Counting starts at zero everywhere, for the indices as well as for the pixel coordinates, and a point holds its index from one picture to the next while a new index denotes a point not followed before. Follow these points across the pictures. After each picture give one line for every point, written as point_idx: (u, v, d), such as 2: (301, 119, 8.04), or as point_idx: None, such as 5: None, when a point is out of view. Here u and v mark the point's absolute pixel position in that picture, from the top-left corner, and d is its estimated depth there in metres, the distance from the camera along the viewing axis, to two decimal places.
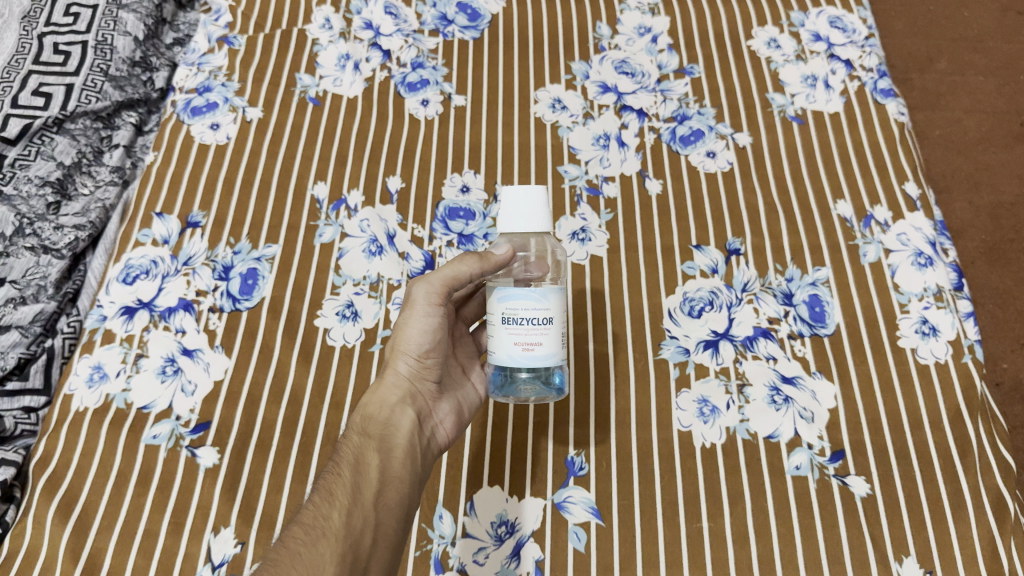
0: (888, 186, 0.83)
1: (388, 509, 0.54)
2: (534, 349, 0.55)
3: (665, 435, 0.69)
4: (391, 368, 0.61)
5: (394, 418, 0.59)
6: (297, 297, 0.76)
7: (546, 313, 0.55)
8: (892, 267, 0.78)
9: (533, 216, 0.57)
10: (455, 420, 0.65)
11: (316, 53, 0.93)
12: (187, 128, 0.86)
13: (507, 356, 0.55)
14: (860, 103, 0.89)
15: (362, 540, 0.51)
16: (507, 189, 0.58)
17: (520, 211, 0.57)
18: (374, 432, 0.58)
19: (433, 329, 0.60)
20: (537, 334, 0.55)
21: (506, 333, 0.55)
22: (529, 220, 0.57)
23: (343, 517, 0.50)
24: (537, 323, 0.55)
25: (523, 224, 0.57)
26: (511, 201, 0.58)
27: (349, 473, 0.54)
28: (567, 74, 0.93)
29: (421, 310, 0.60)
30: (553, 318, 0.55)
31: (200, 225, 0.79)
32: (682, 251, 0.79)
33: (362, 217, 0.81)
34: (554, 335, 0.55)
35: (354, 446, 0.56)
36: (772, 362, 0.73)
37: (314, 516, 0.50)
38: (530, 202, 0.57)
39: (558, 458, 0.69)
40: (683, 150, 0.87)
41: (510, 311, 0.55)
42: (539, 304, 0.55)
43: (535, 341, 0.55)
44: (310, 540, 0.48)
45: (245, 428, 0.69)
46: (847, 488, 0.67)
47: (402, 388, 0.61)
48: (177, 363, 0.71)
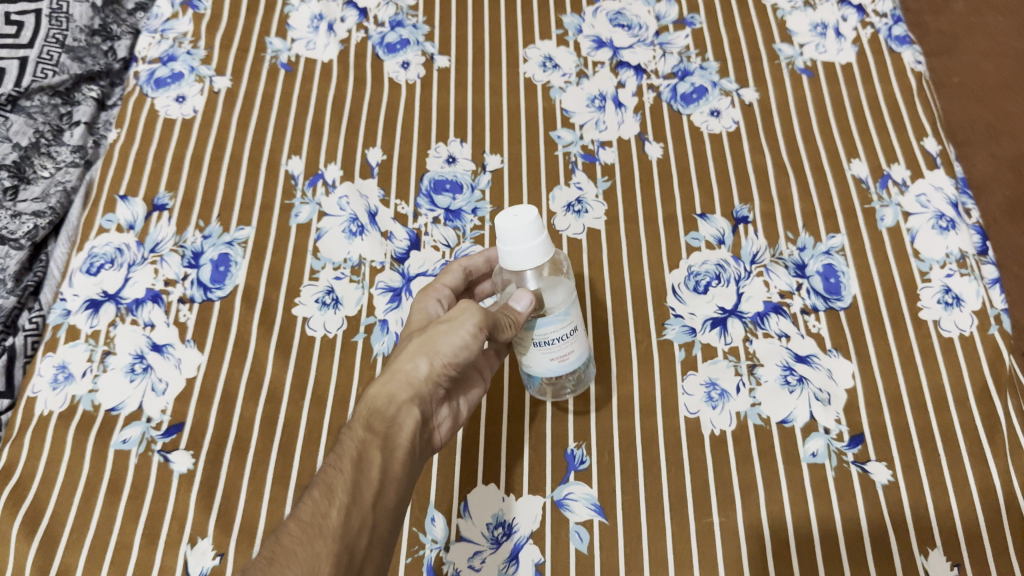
0: (905, 143, 0.78)
1: (384, 511, 0.50)
2: (566, 357, 0.58)
3: (671, 423, 0.64)
4: (411, 363, 0.55)
5: (404, 415, 0.53)
6: (272, 284, 0.70)
7: (571, 326, 0.56)
8: (911, 232, 0.72)
9: (526, 247, 0.52)
10: (447, 425, 0.59)
11: (287, 15, 0.87)
12: (151, 101, 0.81)
13: (543, 368, 0.58)
14: (874, 52, 0.84)
15: (357, 544, 0.47)
16: (495, 220, 0.52)
17: (511, 241, 0.52)
18: (378, 428, 0.52)
19: (473, 347, 0.56)
20: (567, 346, 0.58)
21: (541, 355, 0.57)
22: (522, 252, 0.52)
23: (341, 517, 0.46)
24: (565, 338, 0.57)
25: (516, 256, 0.52)
26: (501, 224, 0.52)
27: (350, 469, 0.49)
28: (558, 29, 0.87)
29: (472, 328, 0.55)
30: (576, 324, 0.57)
31: (167, 207, 0.74)
32: (686, 221, 0.74)
33: (340, 193, 0.75)
34: (580, 336, 0.58)
35: (358, 439, 0.51)
36: (784, 340, 0.68)
37: (313, 512, 0.46)
38: (522, 230, 0.51)
39: (557, 451, 0.64)
40: (685, 109, 0.81)
41: (541, 338, 0.56)
42: (561, 328, 0.56)
43: (568, 353, 0.58)
44: (305, 544, 0.45)
45: (220, 429, 0.64)
46: (868, 476, 0.62)
47: (416, 385, 0.54)
48: (146, 360, 0.67)
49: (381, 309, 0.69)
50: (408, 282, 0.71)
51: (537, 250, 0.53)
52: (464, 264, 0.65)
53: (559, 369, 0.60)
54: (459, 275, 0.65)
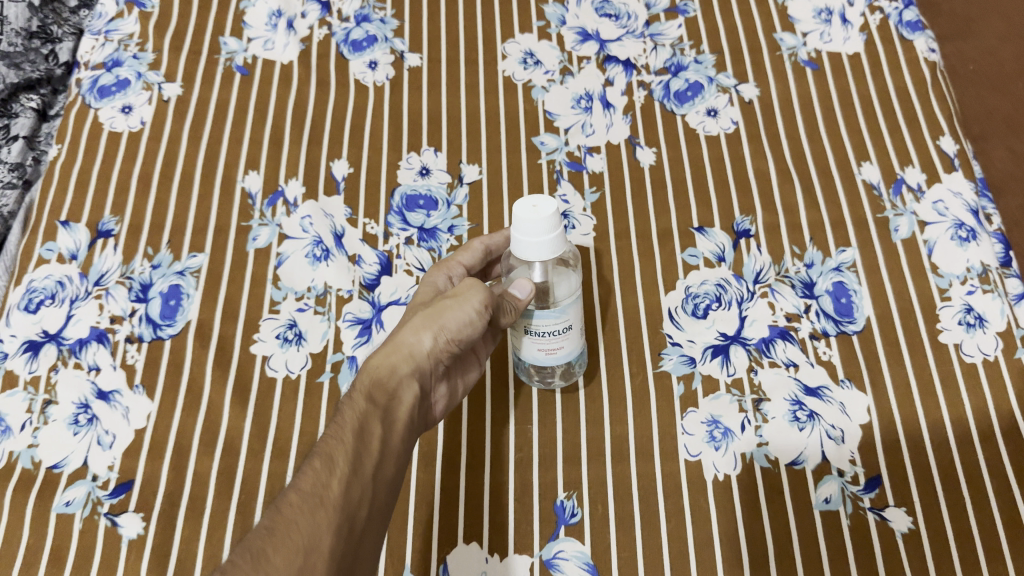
0: (920, 142, 0.71)
1: (383, 485, 0.46)
2: (555, 352, 0.56)
3: (671, 468, 0.58)
4: (414, 336, 0.51)
5: (403, 390, 0.50)
6: (228, 319, 0.64)
7: (565, 323, 0.54)
8: (928, 244, 0.66)
9: (542, 232, 0.48)
10: (445, 402, 0.56)
11: (243, 11, 0.80)
12: (94, 113, 0.74)
13: (530, 356, 0.56)
14: (883, 40, 0.77)
15: (357, 515, 0.44)
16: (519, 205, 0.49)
17: (528, 224, 0.48)
18: (379, 400, 0.49)
19: (477, 326, 0.53)
20: (557, 341, 0.55)
21: (529, 342, 0.55)
22: (536, 236, 0.48)
23: (343, 487, 0.43)
24: (556, 333, 0.54)
25: (528, 242, 0.49)
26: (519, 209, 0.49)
27: (352, 440, 0.45)
28: (539, 21, 0.80)
29: (476, 308, 0.52)
30: (573, 324, 0.54)
31: (113, 233, 0.68)
32: (682, 236, 0.68)
33: (303, 213, 0.69)
34: (574, 336, 0.55)
35: (360, 410, 0.47)
36: (792, 370, 0.62)
37: (313, 482, 0.43)
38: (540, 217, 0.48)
39: (546, 502, 0.58)
40: (679, 108, 0.74)
41: (532, 326, 0.54)
42: (556, 322, 0.53)
43: (557, 347, 0.55)
44: (307, 513, 0.41)
45: (172, 486, 0.58)
46: (887, 525, 0.56)
47: (418, 359, 0.51)
48: (90, 410, 0.60)
49: (349, 344, 0.63)
50: (378, 312, 0.64)
51: (552, 242, 0.49)
52: (485, 242, 0.61)
53: (548, 359, 0.57)
54: (479, 252, 0.60)
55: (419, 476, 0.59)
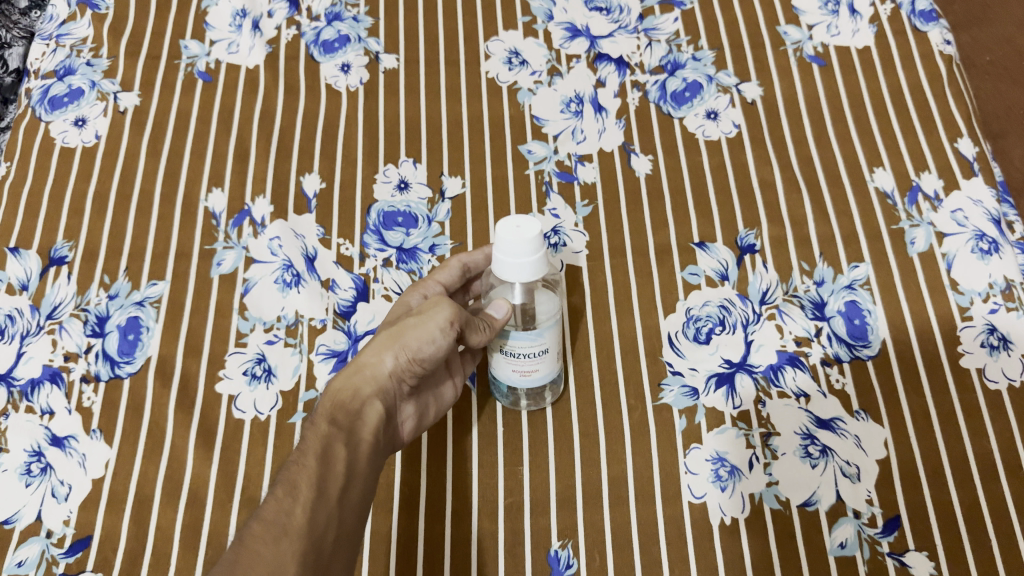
0: (936, 145, 0.66)
1: (353, 509, 0.45)
2: (530, 374, 0.52)
3: (673, 511, 0.54)
4: (376, 356, 0.49)
5: (366, 410, 0.48)
6: (192, 354, 0.59)
7: (541, 347, 0.50)
8: (947, 258, 0.62)
9: (520, 266, 0.46)
10: (416, 421, 0.54)
11: (205, 11, 0.74)
12: (45, 127, 0.68)
13: (504, 376, 0.53)
14: (894, 32, 0.72)
15: (325, 541, 0.42)
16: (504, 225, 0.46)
17: (507, 248, 0.46)
18: (342, 422, 0.47)
19: (442, 343, 0.50)
20: (532, 364, 0.51)
21: (504, 361, 0.52)
22: (512, 268, 0.46)
23: (307, 514, 0.42)
24: (531, 355, 0.51)
25: (503, 269, 0.47)
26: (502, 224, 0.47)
27: (315, 464, 0.44)
28: (525, 17, 0.74)
29: (440, 325, 0.49)
30: (549, 348, 0.51)
31: (67, 260, 0.62)
32: (682, 252, 0.63)
33: (271, 234, 0.64)
34: (550, 360, 0.52)
35: (322, 434, 0.45)
36: (803, 400, 0.57)
37: (276, 511, 0.41)
38: (524, 240, 0.45)
39: (538, 552, 0.53)
40: (676, 111, 0.69)
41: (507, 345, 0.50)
42: (532, 346, 0.50)
43: (532, 370, 0.52)
44: (270, 543, 0.40)
45: (134, 543, 0.53)
46: (907, 571, 0.52)
47: (382, 380, 0.49)
48: (44, 458, 0.56)
49: (323, 379, 0.58)
50: (355, 342, 0.60)
51: (533, 271, 0.46)
52: (463, 259, 0.57)
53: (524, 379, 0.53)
54: (457, 270, 0.57)
55: (401, 524, 0.54)
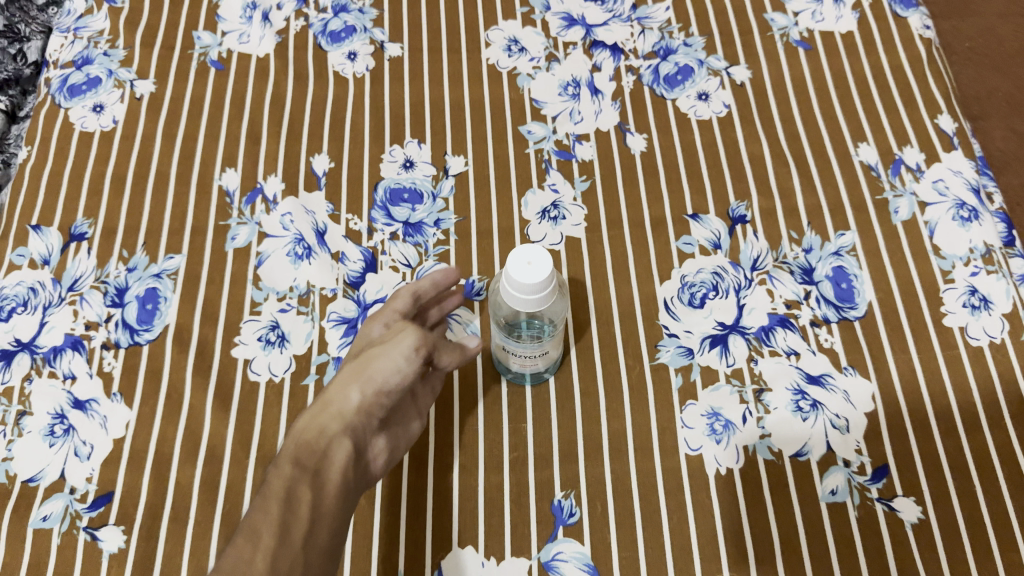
0: (918, 121, 0.69)
1: (321, 549, 0.46)
2: (528, 367, 0.57)
3: (671, 463, 0.57)
4: (342, 392, 0.51)
5: (332, 450, 0.49)
6: (208, 322, 0.61)
7: (542, 351, 0.55)
8: (929, 225, 0.64)
9: (529, 303, 0.49)
10: (388, 455, 0.54)
11: (216, 4, 0.77)
12: (64, 113, 0.71)
13: (504, 364, 0.58)
14: (876, 18, 0.75)
15: None
16: (530, 261, 0.49)
17: (518, 287, 0.49)
18: (307, 463, 0.48)
19: (408, 370, 0.52)
20: (531, 361, 0.57)
21: (506, 355, 0.57)
22: (521, 303, 0.50)
23: (268, 560, 0.42)
24: (532, 357, 0.56)
25: (512, 299, 0.50)
26: (514, 257, 0.50)
27: (278, 510, 0.45)
28: (523, 7, 0.78)
29: (405, 352, 0.52)
30: (549, 351, 0.56)
31: (87, 236, 0.65)
32: (676, 223, 0.66)
33: (283, 210, 0.66)
34: (548, 359, 0.57)
35: (285, 477, 0.47)
36: (793, 359, 0.60)
37: (236, 557, 0.42)
38: (534, 285, 0.49)
39: (542, 503, 0.56)
40: (669, 93, 0.72)
41: (510, 347, 0.55)
42: (533, 352, 0.55)
43: (529, 364, 0.57)
44: None
45: (154, 498, 0.55)
46: (896, 516, 0.54)
47: (348, 416, 0.51)
48: (67, 420, 0.58)
49: (335, 345, 0.61)
50: (364, 310, 0.62)
51: (540, 302, 0.50)
52: (413, 286, 0.57)
53: (524, 371, 0.58)
54: (407, 299, 0.57)
55: (411, 479, 0.56)
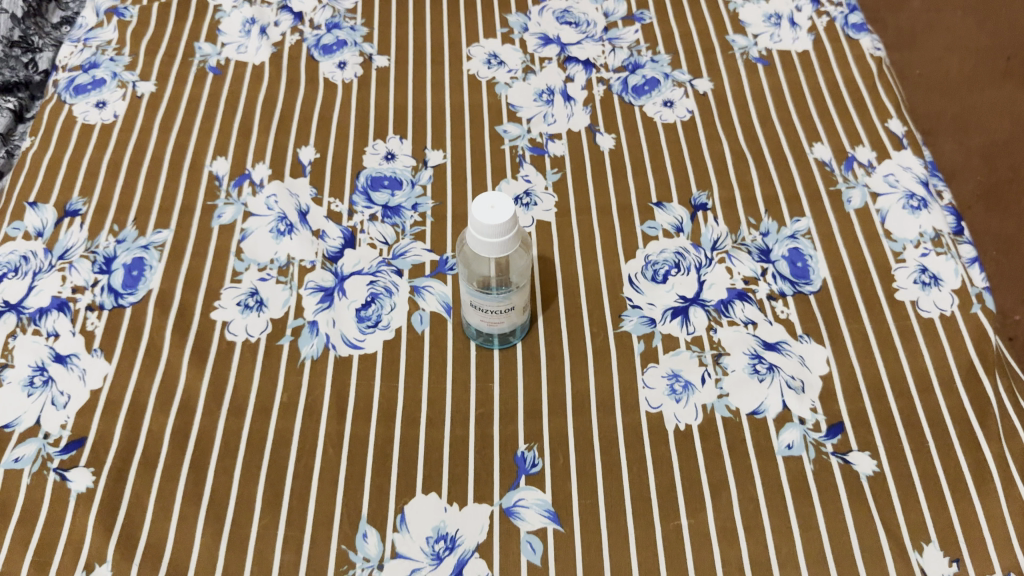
0: (870, 125, 0.74)
1: None
2: (498, 324, 0.59)
3: (632, 420, 0.58)
4: None
5: None
6: (190, 288, 0.64)
7: (508, 304, 0.56)
8: (881, 213, 0.68)
9: (494, 247, 0.52)
10: None
11: (218, 20, 0.83)
12: (68, 108, 0.76)
13: (476, 323, 0.59)
14: (831, 40, 0.81)
15: None
16: (489, 206, 0.52)
17: (482, 230, 0.52)
18: None
19: None
20: (500, 317, 0.58)
21: (476, 313, 0.58)
22: (487, 247, 0.52)
23: None
24: (500, 311, 0.57)
25: (479, 245, 0.53)
26: (478, 204, 0.52)
27: None
28: (503, 28, 0.84)
29: None
30: (516, 305, 0.57)
31: (80, 213, 0.68)
32: (641, 210, 0.69)
33: (268, 193, 0.70)
34: (516, 315, 0.58)
35: None
36: (751, 327, 0.62)
37: None
38: (500, 224, 0.51)
39: (506, 455, 0.57)
40: (637, 100, 0.77)
41: (477, 302, 0.56)
42: (500, 305, 0.56)
43: (499, 320, 0.58)
44: None
45: (126, 443, 0.56)
46: (850, 468, 0.55)
47: None
48: (46, 372, 0.59)
49: (310, 310, 0.63)
50: (341, 281, 0.65)
51: (505, 247, 0.53)
52: None
53: (491, 331, 0.60)
54: None
55: (378, 431, 0.58)
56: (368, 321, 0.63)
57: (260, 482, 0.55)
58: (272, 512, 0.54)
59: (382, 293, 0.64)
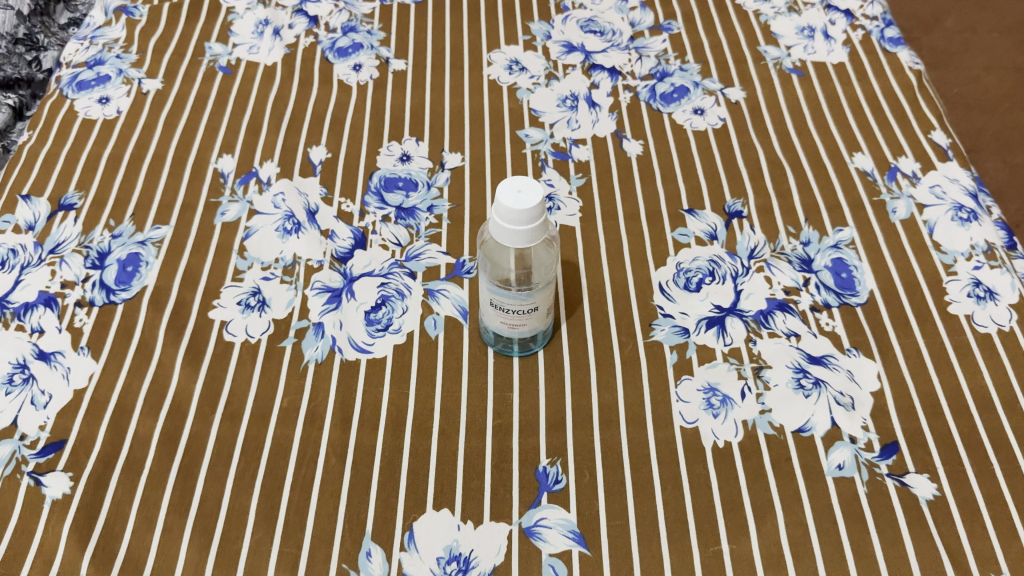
0: (912, 136, 0.70)
1: None
2: (518, 327, 0.54)
3: (665, 435, 0.53)
4: None
5: None
6: (188, 286, 0.60)
7: (532, 304, 0.51)
8: (928, 224, 0.64)
9: (518, 235, 0.48)
10: None
11: (231, 22, 0.81)
12: (70, 103, 0.72)
13: (494, 326, 0.54)
14: (867, 52, 0.78)
15: None
16: (516, 191, 0.48)
17: (507, 216, 0.47)
18: None
19: None
20: (521, 318, 0.53)
21: (495, 314, 0.53)
22: (509, 236, 0.48)
23: None
24: (522, 312, 0.52)
25: (501, 233, 0.49)
26: (504, 187, 0.48)
27: None
28: (525, 35, 0.81)
29: None
30: (539, 306, 0.52)
31: (76, 207, 0.64)
32: (672, 216, 0.65)
33: (275, 191, 0.66)
34: (539, 317, 0.53)
35: None
36: (794, 340, 0.57)
37: None
38: (526, 212, 0.47)
39: (527, 470, 0.52)
40: (665, 108, 0.74)
41: (498, 300, 0.51)
42: (523, 304, 0.51)
43: (520, 322, 0.53)
44: None
45: (109, 447, 0.51)
46: (908, 491, 0.50)
47: None
48: (27, 370, 0.55)
49: (316, 311, 0.58)
50: (350, 282, 0.60)
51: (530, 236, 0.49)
52: None
53: (512, 335, 0.55)
54: None
55: (386, 441, 0.53)
56: (378, 324, 0.58)
57: (254, 493, 0.50)
58: (266, 526, 0.48)
59: (394, 295, 0.60)
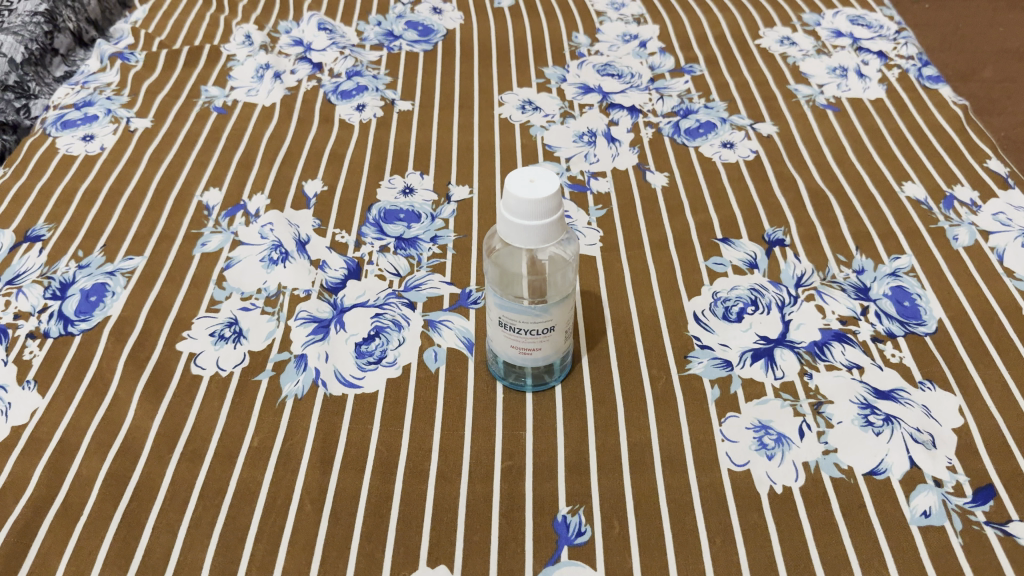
0: (966, 166, 0.64)
1: None
2: (532, 353, 0.45)
3: (710, 479, 0.44)
4: None
5: None
6: (156, 316, 0.53)
7: (547, 323, 0.43)
8: (996, 251, 0.56)
9: (526, 232, 0.39)
10: None
11: (230, 68, 0.77)
12: (51, 140, 0.68)
13: (502, 352, 0.46)
14: (905, 89, 0.73)
15: None
16: (527, 180, 0.40)
17: (514, 209, 0.39)
18: None
19: None
20: (535, 342, 0.44)
21: (504, 336, 0.45)
22: (518, 234, 0.40)
23: None
24: (535, 333, 0.44)
25: (511, 231, 0.41)
26: (515, 175, 0.40)
27: None
28: (539, 78, 0.77)
29: None
30: (556, 326, 0.43)
31: (43, 238, 0.58)
32: (705, 246, 0.58)
33: (264, 223, 0.60)
34: (556, 340, 0.44)
35: None
36: (855, 372, 0.49)
37: None
38: (535, 203, 0.39)
39: (543, 519, 0.42)
40: (691, 142, 0.68)
41: (507, 318, 0.43)
42: (536, 324, 0.43)
43: (534, 347, 0.45)
44: None
45: (42, 491, 0.43)
46: (1017, 542, 0.40)
47: None
48: None
49: (300, 343, 0.51)
50: (340, 313, 0.53)
51: (545, 235, 0.40)
52: None
53: (524, 364, 0.47)
54: None
55: (374, 486, 0.44)
56: (370, 357, 0.50)
57: (208, 545, 0.41)
58: None
59: (390, 326, 0.52)
